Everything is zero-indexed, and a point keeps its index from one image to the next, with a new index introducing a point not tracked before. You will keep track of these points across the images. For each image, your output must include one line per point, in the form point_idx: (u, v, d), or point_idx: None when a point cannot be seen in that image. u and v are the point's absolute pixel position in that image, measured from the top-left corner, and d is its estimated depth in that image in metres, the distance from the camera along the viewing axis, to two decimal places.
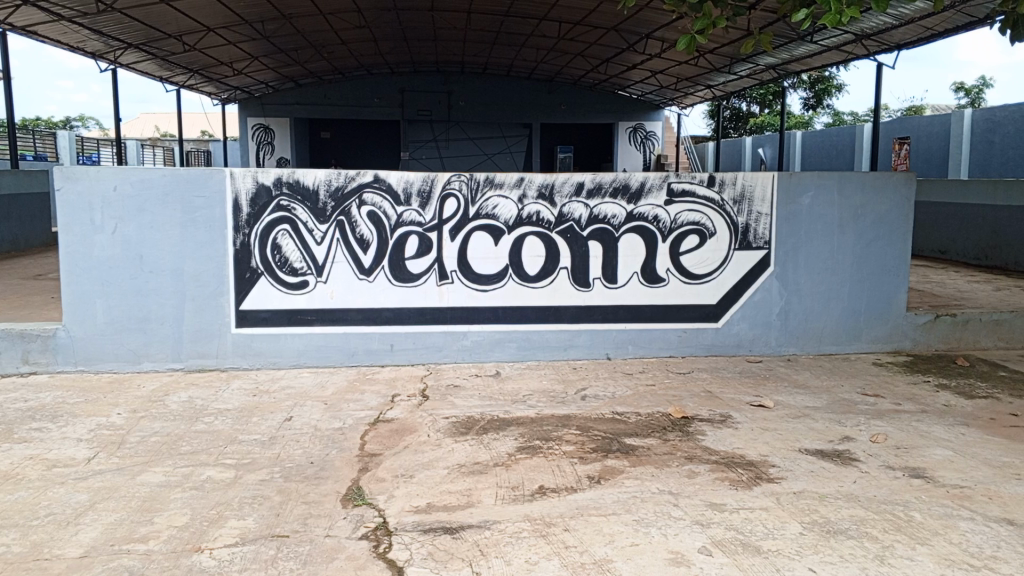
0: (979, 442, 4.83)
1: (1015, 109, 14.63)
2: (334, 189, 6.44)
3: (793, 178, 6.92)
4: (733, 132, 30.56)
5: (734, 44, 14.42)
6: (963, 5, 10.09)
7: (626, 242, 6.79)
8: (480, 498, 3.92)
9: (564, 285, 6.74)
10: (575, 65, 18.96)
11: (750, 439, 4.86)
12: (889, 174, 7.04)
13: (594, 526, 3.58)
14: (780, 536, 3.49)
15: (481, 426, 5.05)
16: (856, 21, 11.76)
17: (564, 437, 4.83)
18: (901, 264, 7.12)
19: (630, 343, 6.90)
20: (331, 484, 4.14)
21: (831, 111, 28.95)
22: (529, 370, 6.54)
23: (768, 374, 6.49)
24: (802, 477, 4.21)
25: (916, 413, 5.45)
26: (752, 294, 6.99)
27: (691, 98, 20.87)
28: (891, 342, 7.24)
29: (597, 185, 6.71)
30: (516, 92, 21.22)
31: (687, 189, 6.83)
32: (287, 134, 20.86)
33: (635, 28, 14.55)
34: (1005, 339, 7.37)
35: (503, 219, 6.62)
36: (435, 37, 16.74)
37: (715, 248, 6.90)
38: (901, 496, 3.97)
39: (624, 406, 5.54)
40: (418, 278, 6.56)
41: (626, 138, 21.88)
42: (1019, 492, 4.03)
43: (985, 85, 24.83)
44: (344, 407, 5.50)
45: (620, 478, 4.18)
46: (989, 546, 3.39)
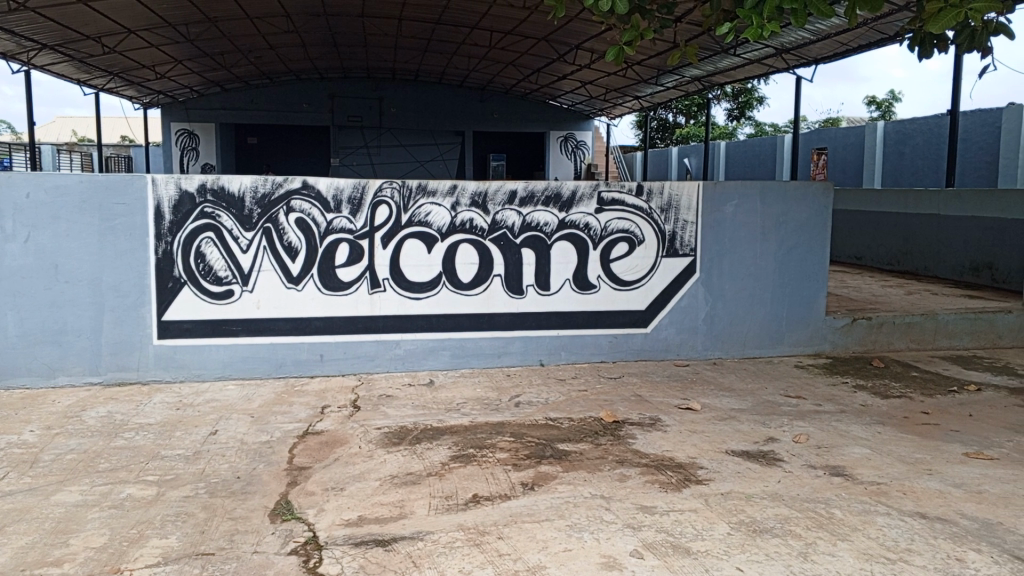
0: (894, 440, 5.05)
1: (923, 122, 15.39)
2: (261, 196, 6.31)
3: (718, 187, 7.10)
4: (660, 142, 31.22)
5: (660, 56, 14.76)
6: (874, 22, 10.58)
7: (557, 249, 6.85)
8: (412, 509, 3.88)
9: (496, 292, 6.76)
10: (506, 74, 19.06)
11: (678, 442, 4.96)
12: (809, 183, 7.30)
13: (528, 533, 3.60)
14: (708, 537, 3.56)
15: (414, 436, 5.01)
16: (776, 35, 12.20)
17: (497, 445, 4.83)
18: (819, 270, 7.40)
19: (562, 349, 6.96)
20: (258, 499, 4.03)
21: (753, 122, 29.89)
22: (463, 378, 6.52)
23: (695, 378, 6.64)
24: (728, 479, 4.32)
25: (835, 413, 5.66)
26: (679, 300, 7.15)
27: (620, 108, 21.26)
28: (812, 346, 7.49)
29: (529, 194, 6.75)
30: (448, 99, 21.21)
31: (617, 198, 6.95)
32: (213, 140, 20.33)
33: (565, 39, 14.72)
34: (916, 340, 7.72)
35: (436, 226, 6.60)
36: (365, 43, 16.58)
37: (644, 255, 7.03)
38: (823, 494, 4.11)
39: (557, 412, 5.59)
40: (348, 286, 6.47)
41: (557, 147, 22.14)
42: (930, 486, 4.22)
43: (895, 99, 26.05)
44: (271, 420, 5.38)
45: (552, 484, 4.20)
46: (904, 539, 3.55)
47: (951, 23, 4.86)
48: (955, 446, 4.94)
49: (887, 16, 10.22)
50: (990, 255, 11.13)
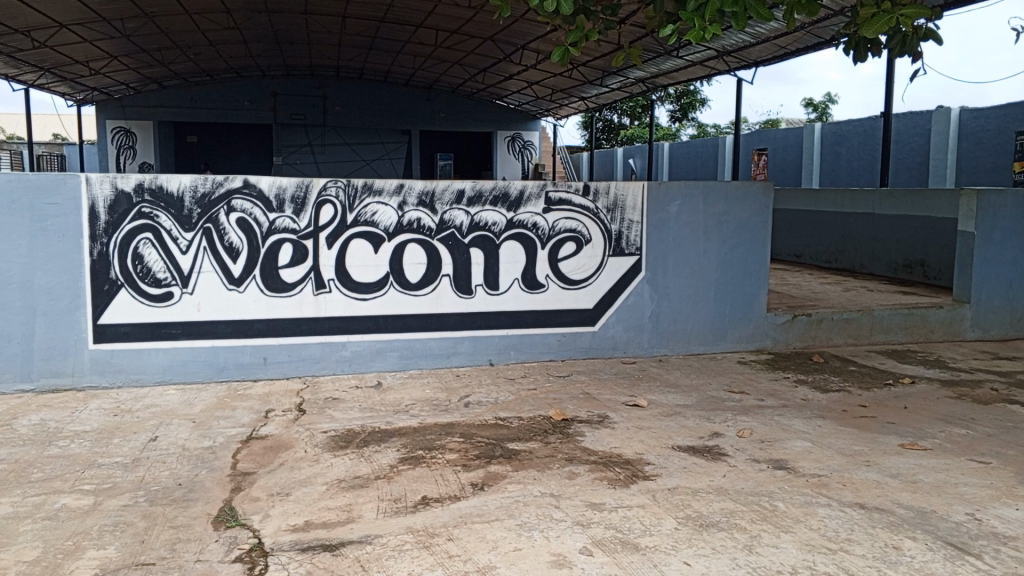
0: (833, 433, 5.19)
1: (858, 124, 15.87)
2: (200, 196, 6.16)
3: (662, 187, 7.20)
4: (605, 143, 31.52)
5: (605, 57, 14.89)
6: (811, 27, 10.87)
7: (505, 248, 6.85)
8: (360, 512, 3.83)
9: (445, 292, 6.72)
10: (452, 73, 19.00)
11: (625, 438, 5.01)
12: (749, 184, 7.46)
13: (477, 533, 3.58)
14: (657, 533, 3.60)
15: (362, 439, 4.95)
16: (717, 37, 12.43)
17: (446, 446, 4.81)
18: (761, 269, 7.56)
19: (511, 349, 6.96)
20: (201, 506, 3.93)
21: (695, 123, 30.39)
22: (411, 379, 6.46)
23: (642, 375, 6.72)
24: (675, 474, 4.37)
25: (777, 407, 5.79)
26: (625, 298, 7.22)
27: (565, 109, 21.41)
28: (754, 342, 7.65)
29: (476, 194, 6.73)
30: (393, 98, 21.04)
31: (564, 198, 6.98)
32: (151, 138, 19.78)
33: (510, 39, 14.74)
34: (854, 335, 7.95)
35: (382, 226, 6.54)
36: (308, 41, 16.32)
37: (592, 254, 7.09)
38: (767, 487, 4.20)
39: (506, 411, 5.58)
40: (292, 288, 6.36)
41: (504, 147, 22.22)
42: (869, 477, 4.35)
43: (831, 101, 26.80)
44: (214, 425, 5.25)
45: (502, 484, 4.20)
46: (844, 530, 3.64)
47: (884, 28, 5.00)
48: (891, 438, 5.10)
49: (824, 20, 10.51)
50: (923, 253, 11.55)
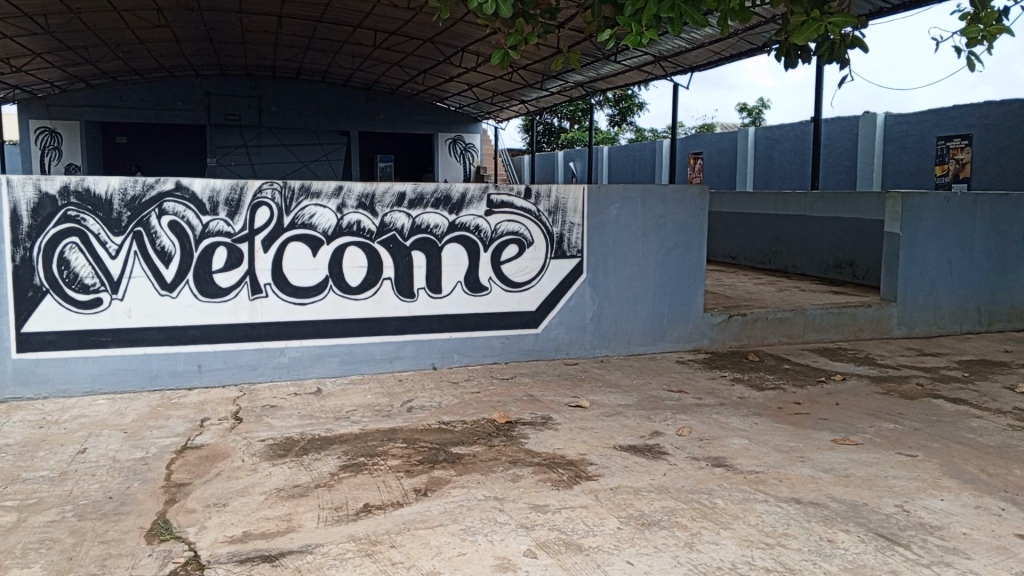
0: (769, 430, 5.32)
1: (789, 129, 16.34)
2: (130, 198, 5.97)
3: (601, 190, 7.28)
4: (546, 146, 31.71)
5: (545, 61, 15.00)
6: (744, 33, 11.16)
7: (447, 251, 6.82)
8: (300, 522, 3.76)
9: (386, 296, 6.65)
10: (391, 74, 18.86)
11: (569, 439, 5.04)
12: (685, 187, 7.60)
13: (421, 539, 3.55)
14: (600, 533, 3.63)
15: (301, 446, 4.86)
16: (655, 43, 12.63)
17: (389, 452, 4.75)
18: (697, 270, 7.72)
19: (454, 352, 6.93)
20: (133, 520, 3.80)
21: (634, 127, 30.81)
22: (352, 384, 6.37)
23: (584, 376, 6.77)
24: (617, 474, 4.42)
25: (715, 405, 5.91)
26: (567, 300, 7.27)
27: (506, 112, 21.50)
28: (692, 341, 7.80)
29: (418, 196, 6.68)
30: (332, 99, 20.79)
31: (506, 200, 6.98)
32: (78, 138, 19.05)
33: (450, 41, 14.68)
34: (787, 334, 8.17)
35: (321, 228, 6.43)
36: (243, 40, 15.96)
37: (533, 257, 7.11)
38: (706, 484, 4.27)
39: (449, 415, 5.55)
40: (227, 292, 6.20)
41: (446, 150, 22.24)
42: (804, 473, 4.47)
43: (764, 106, 27.50)
44: (146, 435, 5.08)
45: (446, 488, 4.17)
46: (781, 525, 3.73)
47: (813, 36, 5.14)
48: (824, 434, 5.25)
49: (757, 27, 10.80)
50: (852, 253, 11.98)
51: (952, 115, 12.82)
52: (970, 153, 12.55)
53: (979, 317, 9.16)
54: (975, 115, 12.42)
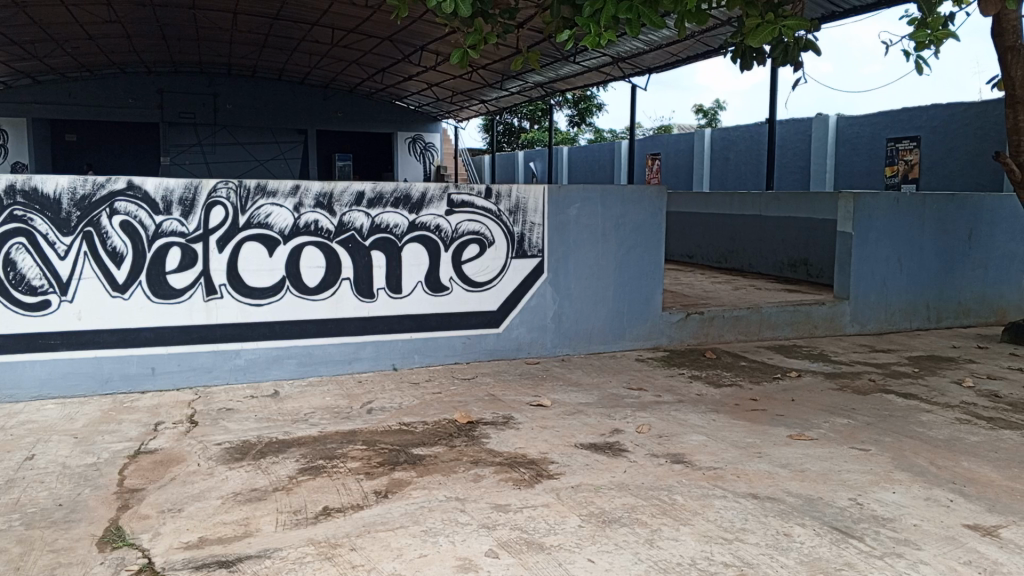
0: (726, 426, 5.40)
1: (744, 130, 16.63)
2: (79, 197, 5.81)
3: (561, 190, 7.30)
4: (506, 146, 31.72)
5: (504, 61, 15.01)
6: (701, 35, 11.31)
7: (407, 251, 6.77)
8: (258, 526, 3.70)
9: (345, 296, 6.58)
10: (349, 73, 18.70)
11: (530, 438, 5.05)
12: (644, 187, 7.67)
13: (382, 542, 3.52)
14: (562, 531, 3.64)
15: (258, 450, 4.78)
16: (613, 44, 12.73)
17: (348, 454, 4.70)
18: (656, 269, 7.80)
19: (414, 353, 6.88)
20: (84, 527, 3.70)
21: (593, 128, 31.01)
22: (310, 386, 6.29)
23: (545, 375, 6.79)
24: (578, 472, 4.44)
25: (674, 403, 5.97)
26: (528, 300, 7.28)
27: (466, 112, 21.46)
28: (651, 340, 7.88)
29: (377, 195, 6.63)
30: (288, 97, 20.61)
31: (466, 200, 6.96)
32: (24, 136, 18.44)
33: (409, 40, 14.61)
34: (743, 332, 8.30)
35: (277, 228, 6.34)
36: (197, 37, 15.66)
37: (494, 257, 7.10)
38: (665, 481, 4.31)
39: (410, 416, 5.52)
40: (181, 294, 6.07)
41: (405, 148, 22.27)
42: (761, 468, 4.54)
43: (719, 108, 27.91)
44: (97, 440, 4.95)
45: (407, 490, 4.14)
46: (739, 520, 3.78)
47: (767, 38, 5.21)
48: (781, 429, 5.34)
49: (713, 29, 10.95)
50: (805, 253, 12.22)
51: (901, 118, 13.15)
52: (919, 155, 12.87)
53: (928, 314, 9.41)
54: (922, 117, 12.75)
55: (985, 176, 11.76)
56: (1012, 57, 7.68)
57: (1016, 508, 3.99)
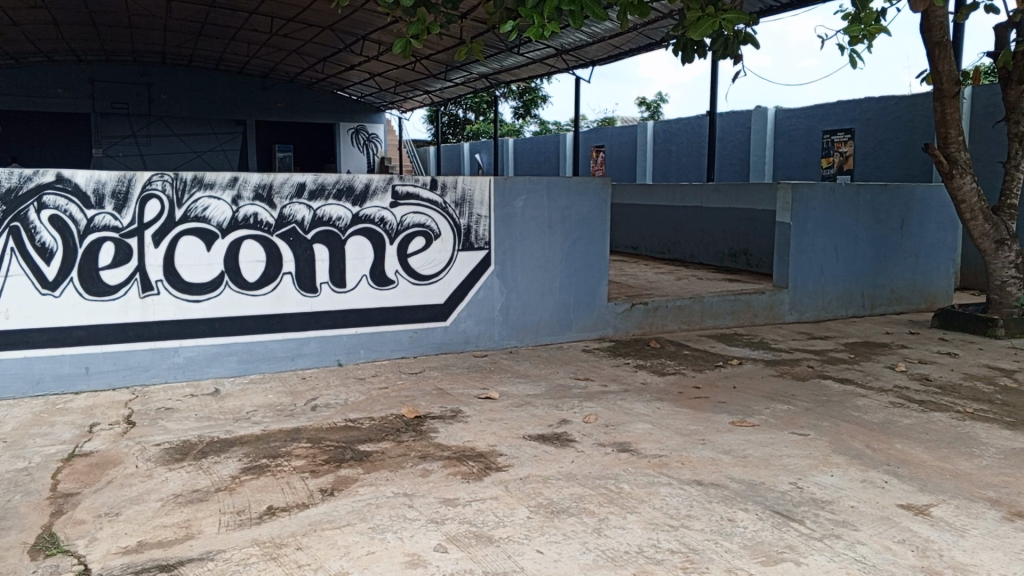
0: (671, 414, 5.49)
1: (685, 123, 16.88)
2: (5, 191, 5.57)
3: (507, 182, 7.29)
4: (451, 138, 31.53)
5: (448, 52, 14.93)
6: (643, 28, 11.45)
7: (351, 244, 6.68)
8: (199, 528, 3.61)
9: (287, 291, 6.46)
10: (290, 62, 18.33)
11: (478, 431, 5.04)
12: (589, 179, 7.72)
13: (328, 540, 3.47)
14: (510, 523, 3.65)
15: (199, 450, 4.66)
16: (556, 36, 12.77)
17: (293, 452, 4.62)
18: (601, 261, 7.88)
19: (360, 348, 6.81)
20: (15, 536, 3.55)
21: (538, 120, 31.07)
22: (253, 384, 6.16)
23: (492, 367, 6.78)
24: (526, 463, 4.45)
25: (619, 392, 6.04)
26: (475, 292, 7.26)
27: (409, 102, 21.26)
28: (597, 330, 7.96)
29: (319, 186, 6.51)
30: (227, 87, 20.16)
31: (411, 192, 6.89)
32: None
33: (351, 29, 14.41)
34: (685, 321, 8.46)
35: (215, 222, 6.17)
36: (130, 24, 15.14)
37: (441, 249, 7.06)
38: (612, 470, 4.36)
39: (356, 412, 5.45)
40: (115, 290, 5.88)
41: (348, 139, 22.04)
42: (704, 455, 4.62)
43: (662, 101, 28.27)
44: (28, 444, 4.76)
45: (354, 487, 4.09)
46: (684, 506, 3.85)
47: (707, 31, 5.25)
48: (723, 416, 5.45)
49: (654, 22, 11.10)
50: (745, 243, 12.49)
51: (837, 111, 13.51)
52: (853, 147, 13.25)
53: (862, 301, 9.70)
54: (856, 110, 13.13)
55: (914, 167, 12.16)
56: (940, 52, 7.96)
57: (946, 487, 4.15)
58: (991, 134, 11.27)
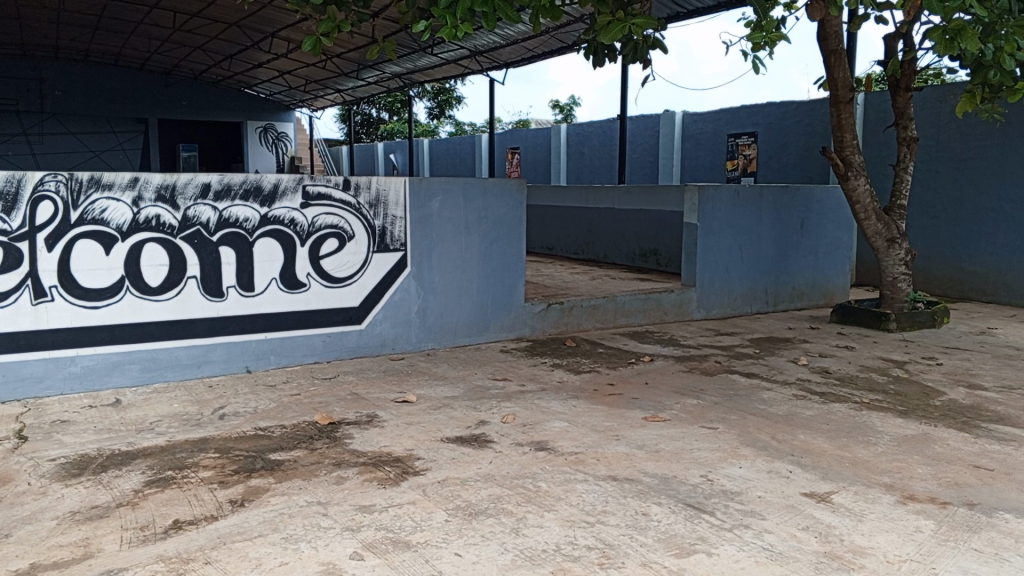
0: (586, 411, 5.57)
1: (597, 126, 17.15)
2: None
3: (422, 183, 7.23)
4: (364, 138, 31.09)
5: (360, 51, 14.71)
6: (556, 31, 11.60)
7: (260, 247, 6.49)
8: (99, 546, 3.43)
9: (193, 296, 6.22)
10: (194, 59, 17.68)
11: (395, 435, 4.98)
12: (505, 181, 7.75)
13: (238, 553, 3.36)
14: (427, 527, 3.62)
15: (98, 464, 4.43)
16: (470, 37, 12.77)
17: (201, 463, 4.45)
18: (517, 262, 7.93)
19: (271, 354, 6.62)
20: None
21: (453, 121, 30.98)
22: (157, 393, 5.90)
23: (409, 370, 6.72)
24: (444, 466, 4.43)
25: (536, 392, 6.09)
26: (392, 295, 7.18)
27: (321, 101, 20.85)
28: (514, 330, 8.00)
29: (225, 187, 6.30)
30: (127, 83, 19.28)
31: (322, 192, 6.76)
32: None
33: (259, 26, 14.03)
34: (600, 320, 8.60)
35: (114, 224, 5.89)
36: (19, 15, 14.27)
37: (354, 251, 6.94)
38: (530, 469, 4.39)
39: (267, 421, 5.29)
40: (3, 298, 5.53)
41: (256, 138, 21.47)
42: (619, 451, 4.71)
43: (575, 104, 28.67)
44: None
45: (265, 497, 3.98)
46: (600, 502, 3.91)
47: (618, 36, 5.35)
48: (636, 412, 5.56)
49: (567, 25, 11.26)
50: (655, 243, 12.80)
51: (741, 115, 14.00)
52: (756, 149, 13.76)
53: (767, 298, 10.09)
54: (759, 115, 13.65)
55: (813, 168, 12.74)
56: (835, 59, 8.37)
57: (845, 475, 4.36)
58: (883, 137, 11.92)
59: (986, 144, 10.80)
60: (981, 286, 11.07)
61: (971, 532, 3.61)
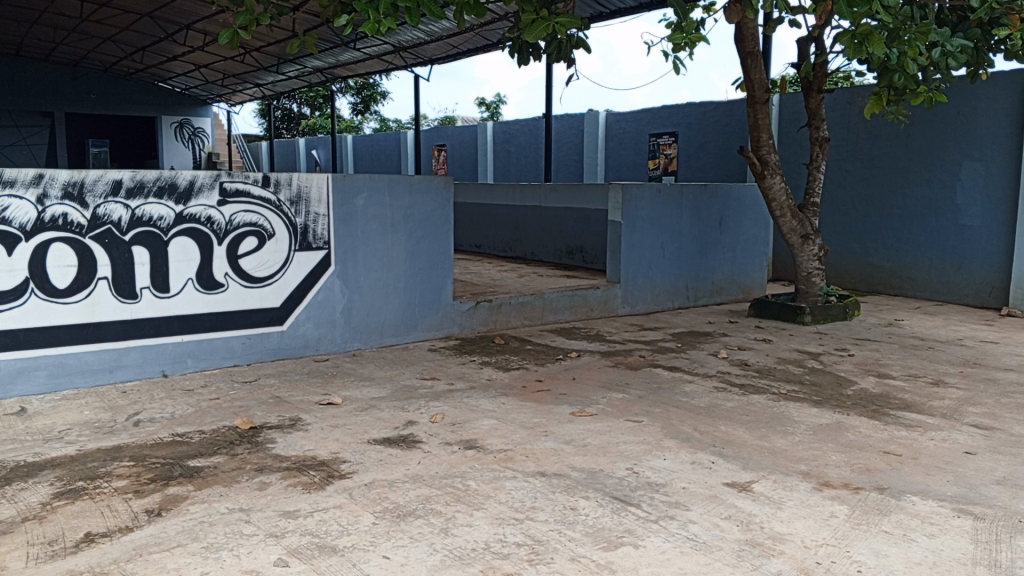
0: (515, 408, 5.58)
1: (522, 124, 17.22)
2: None
3: (346, 180, 7.10)
4: (285, 133, 30.40)
5: (280, 44, 14.38)
6: (479, 28, 11.60)
7: (175, 246, 6.27)
8: (3, 564, 3.24)
9: (103, 297, 5.95)
10: (103, 50, 16.93)
11: (320, 439, 4.88)
12: (431, 178, 7.69)
13: (155, 564, 3.23)
14: (354, 531, 3.56)
15: (2, 477, 4.19)
16: (393, 32, 12.64)
17: (114, 472, 4.26)
18: (443, 260, 7.88)
19: (188, 356, 6.39)
20: None
21: (378, 117, 30.59)
22: (66, 400, 5.63)
23: (334, 371, 6.60)
24: (371, 468, 4.36)
25: (465, 390, 6.07)
26: (315, 295, 7.03)
27: (239, 95, 20.27)
28: (442, 329, 7.95)
29: (138, 184, 6.06)
30: (30, 75, 18.31)
31: (241, 189, 6.56)
32: None
33: (173, 17, 13.54)
34: (528, 317, 8.64)
35: (17, 223, 5.60)
36: None
37: (275, 250, 6.77)
38: (458, 468, 4.36)
39: (185, 426, 5.11)
40: None
41: (171, 135, 20.74)
42: (547, 446, 4.74)
43: (501, 101, 28.72)
44: None
45: (183, 505, 3.84)
46: (529, 499, 3.92)
47: (542, 34, 5.38)
48: (564, 408, 5.61)
49: (491, 23, 11.26)
50: (581, 241, 12.95)
51: (662, 115, 14.28)
52: (677, 149, 14.08)
53: (688, 294, 10.32)
54: (680, 115, 13.95)
55: (731, 167, 13.11)
56: (751, 61, 8.62)
57: (764, 464, 4.50)
58: (797, 137, 12.37)
59: (891, 143, 11.34)
60: (888, 279, 11.60)
61: (882, 515, 3.78)
